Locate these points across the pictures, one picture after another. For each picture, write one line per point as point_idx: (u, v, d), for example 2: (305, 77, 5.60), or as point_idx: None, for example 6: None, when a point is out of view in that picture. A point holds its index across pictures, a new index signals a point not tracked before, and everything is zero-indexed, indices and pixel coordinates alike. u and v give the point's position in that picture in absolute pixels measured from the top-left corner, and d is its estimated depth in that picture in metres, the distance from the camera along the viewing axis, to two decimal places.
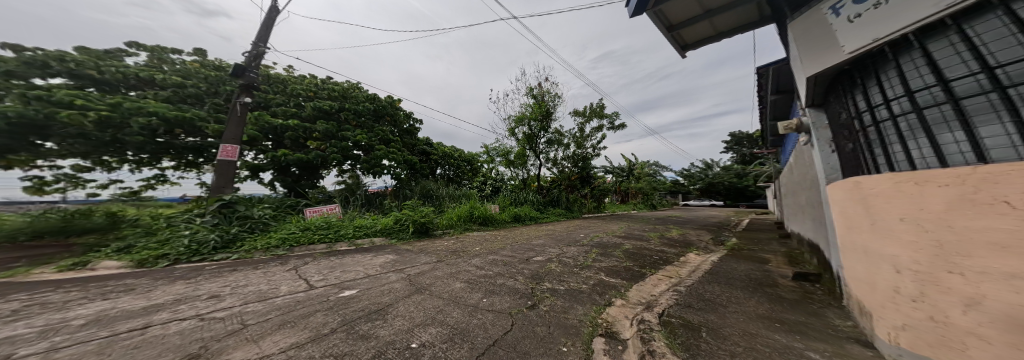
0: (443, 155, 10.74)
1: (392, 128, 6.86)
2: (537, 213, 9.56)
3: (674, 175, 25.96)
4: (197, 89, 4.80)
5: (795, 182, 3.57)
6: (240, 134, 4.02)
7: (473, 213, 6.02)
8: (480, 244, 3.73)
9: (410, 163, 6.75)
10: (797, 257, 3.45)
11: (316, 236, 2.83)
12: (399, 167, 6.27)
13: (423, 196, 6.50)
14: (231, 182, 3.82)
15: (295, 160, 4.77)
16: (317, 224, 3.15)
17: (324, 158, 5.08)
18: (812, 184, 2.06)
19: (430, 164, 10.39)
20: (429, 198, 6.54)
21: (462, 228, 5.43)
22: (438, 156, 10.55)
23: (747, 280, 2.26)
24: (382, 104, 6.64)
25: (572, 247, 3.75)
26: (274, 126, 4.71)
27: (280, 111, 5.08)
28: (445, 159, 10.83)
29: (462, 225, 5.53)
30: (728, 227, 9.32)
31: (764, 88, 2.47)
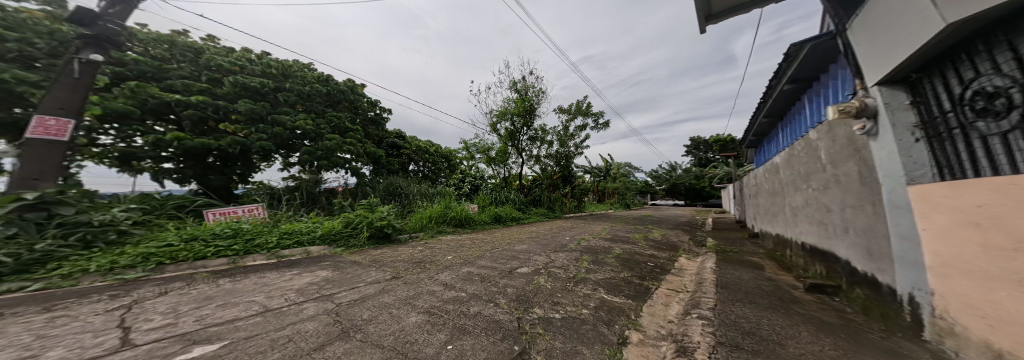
0: (416, 150, 9.86)
1: (351, 115, 5.97)
2: (518, 213, 9.09)
3: (647, 175, 27.22)
4: (27, 45, 3.49)
5: (785, 182, 3.47)
6: (74, 103, 2.92)
7: (446, 213, 5.36)
8: (451, 251, 3.16)
9: (371, 156, 5.89)
10: (787, 259, 3.35)
11: (211, 249, 2.01)
12: (360, 160, 5.43)
13: (389, 194, 5.69)
14: (58, 171, 2.79)
15: (198, 146, 3.73)
16: (218, 231, 2.28)
17: (244, 145, 4.12)
18: (837, 182, 1.80)
19: (401, 159, 9.47)
20: (397, 196, 5.75)
21: (435, 230, 4.75)
22: (410, 150, 9.65)
23: (763, 293, 1.94)
24: (337, 88, 5.71)
25: (557, 254, 3.31)
26: (169, 101, 3.60)
27: (188, 84, 3.94)
28: (419, 155, 9.96)
29: (433, 227, 4.86)
30: (700, 226, 9.69)
31: (780, 76, 2.19)
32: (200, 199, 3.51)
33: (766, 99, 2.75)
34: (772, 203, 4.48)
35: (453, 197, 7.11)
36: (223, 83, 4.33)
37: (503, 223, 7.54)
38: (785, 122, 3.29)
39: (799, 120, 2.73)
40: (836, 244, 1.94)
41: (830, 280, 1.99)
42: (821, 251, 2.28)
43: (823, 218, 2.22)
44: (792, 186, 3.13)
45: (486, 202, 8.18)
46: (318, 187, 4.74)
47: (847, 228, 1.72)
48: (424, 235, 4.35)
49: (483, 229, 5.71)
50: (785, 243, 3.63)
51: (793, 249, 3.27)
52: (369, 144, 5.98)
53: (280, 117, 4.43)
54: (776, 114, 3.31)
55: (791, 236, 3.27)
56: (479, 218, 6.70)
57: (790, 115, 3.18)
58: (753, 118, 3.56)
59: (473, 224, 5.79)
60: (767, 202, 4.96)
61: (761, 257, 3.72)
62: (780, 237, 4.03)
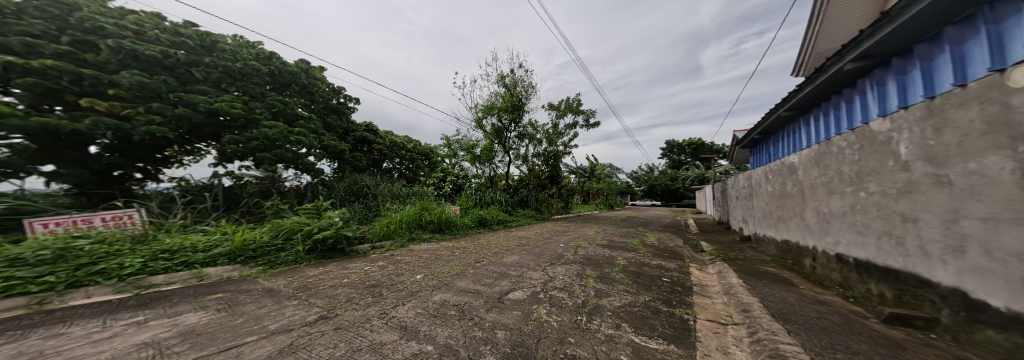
0: (391, 146, 8.92)
1: (301, 101, 5.15)
2: (506, 216, 8.46)
3: (629, 177, 27.77)
4: None
5: (807, 184, 3.12)
6: None
7: (421, 216, 4.61)
8: (419, 266, 2.47)
9: (327, 149, 5.02)
10: (810, 271, 2.99)
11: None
12: (316, 154, 4.58)
13: (353, 193, 4.84)
14: None
15: (36, 126, 2.68)
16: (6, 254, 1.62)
17: (121, 129, 3.10)
18: (945, 185, 1.35)
19: (373, 155, 8.49)
20: (363, 196, 4.93)
21: (405, 237, 3.99)
22: (384, 146, 8.68)
23: (838, 326, 1.46)
24: (280, 67, 4.81)
25: (550, 269, 2.74)
26: None
27: (36, 44, 2.86)
28: (394, 152, 9.02)
29: (405, 233, 4.08)
30: (689, 228, 9.65)
31: (850, 49, 1.70)
32: (18, 201, 2.57)
33: (809, 82, 2.29)
34: (778, 207, 4.21)
35: (431, 197, 6.34)
36: (103, 48, 3.24)
37: (488, 227, 6.87)
38: (813, 115, 2.92)
39: (842, 110, 2.34)
40: (930, 264, 1.50)
41: (916, 310, 1.55)
42: (888, 268, 1.85)
43: (893, 229, 1.79)
44: (821, 189, 2.76)
45: (470, 203, 7.49)
46: (280, 185, 4.22)
47: (966, 246, 1.26)
48: (390, 244, 3.59)
49: (465, 235, 5.03)
50: (803, 251, 3.30)
51: (818, 257, 2.93)
52: (325, 136, 5.09)
53: (187, 96, 3.49)
54: (803, 105, 2.94)
55: (816, 245, 2.92)
56: (462, 221, 6.01)
57: (819, 107, 2.82)
58: (776, 108, 3.16)
59: (452, 228, 5.12)
60: (768, 204, 4.73)
61: (777, 267, 3.38)
62: (791, 243, 3.74)
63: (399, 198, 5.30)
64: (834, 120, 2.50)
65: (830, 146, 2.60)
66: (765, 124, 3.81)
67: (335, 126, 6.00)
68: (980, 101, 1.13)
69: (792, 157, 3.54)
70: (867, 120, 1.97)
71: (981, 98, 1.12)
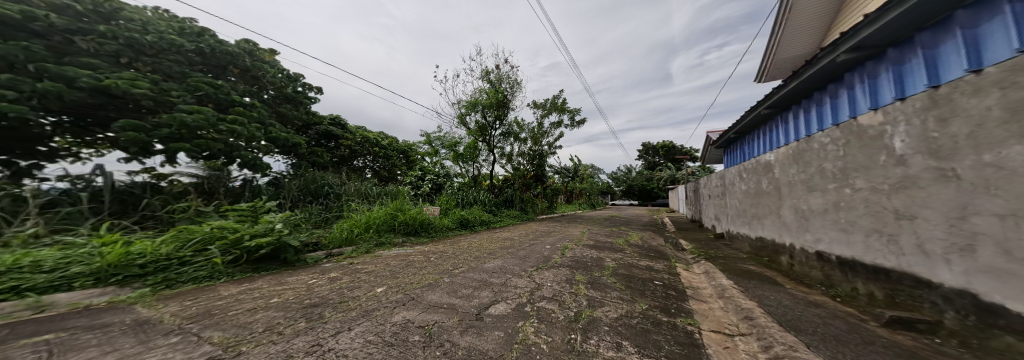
0: (362, 142, 8.21)
1: (245, 88, 4.47)
2: (489, 217, 8.11)
3: (609, 177, 28.65)
4: None
5: (784, 182, 3.18)
6: None
7: (392, 217, 4.18)
8: (385, 277, 2.10)
9: (278, 141, 4.44)
10: (789, 268, 3.04)
11: None
12: (260, 148, 4.03)
13: (313, 194, 4.27)
14: None
15: None
16: None
17: None
18: (952, 180, 1.28)
19: (341, 152, 7.72)
20: (325, 196, 4.36)
21: (374, 243, 3.53)
22: (354, 142, 7.94)
23: (848, 334, 1.35)
24: (211, 45, 4.15)
25: (535, 276, 2.44)
26: None
27: None
28: (365, 148, 8.30)
29: (371, 237, 3.62)
30: (667, 226, 9.99)
31: (846, 40, 1.69)
32: None
33: (798, 77, 2.32)
34: (752, 204, 4.35)
35: (408, 197, 5.86)
36: None
37: (471, 228, 6.50)
38: (791, 113, 3.02)
39: (824, 107, 2.39)
40: (930, 262, 1.44)
41: (915, 312, 1.50)
42: (878, 267, 1.82)
43: (883, 226, 1.77)
44: (800, 187, 2.80)
45: (451, 203, 7.09)
46: (218, 185, 3.68)
47: (976, 245, 1.19)
48: (354, 251, 3.14)
49: (444, 238, 4.66)
50: (780, 249, 3.38)
51: (796, 253, 2.98)
52: (275, 127, 4.55)
53: (59, 68, 2.67)
54: (782, 103, 3.04)
55: (794, 242, 2.97)
56: (441, 222, 5.61)
57: (797, 104, 2.91)
58: (760, 106, 3.23)
59: (429, 230, 4.71)
60: (742, 202, 4.90)
61: (758, 265, 3.43)
62: (766, 240, 3.84)
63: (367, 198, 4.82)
64: (814, 117, 2.58)
65: (810, 143, 2.63)
66: (743, 123, 3.95)
67: (288, 115, 5.30)
68: (1000, 87, 1.05)
69: (768, 155, 3.64)
70: (856, 113, 1.97)
71: (1003, 84, 1.03)
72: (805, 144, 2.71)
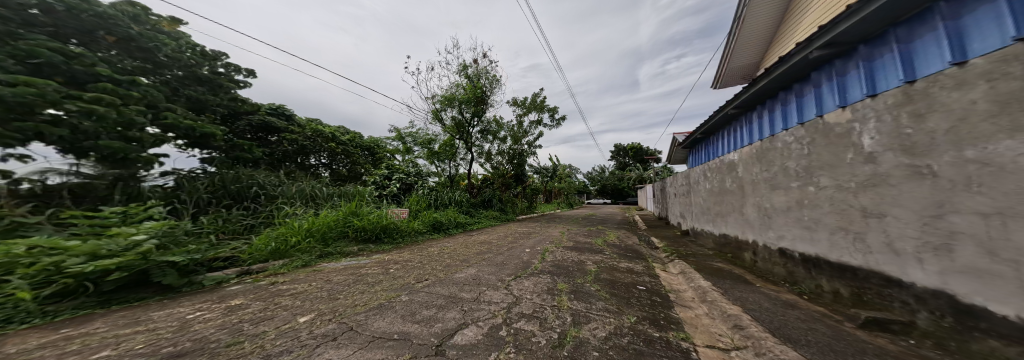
0: (311, 137, 7.28)
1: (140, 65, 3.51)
2: (465, 218, 7.66)
3: (584, 177, 29.63)
4: None
5: (746, 181, 3.31)
6: None
7: (342, 223, 3.66)
8: (319, 300, 1.66)
9: (179, 128, 3.65)
10: (753, 264, 3.15)
11: None
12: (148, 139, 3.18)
13: (235, 198, 3.62)
14: None
15: None
16: None
17: None
18: (927, 177, 1.27)
19: (288, 148, 6.64)
20: (252, 199, 3.72)
21: (316, 254, 2.99)
22: (300, 136, 6.95)
23: (836, 341, 1.27)
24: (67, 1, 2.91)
25: (515, 285, 2.34)
26: None
27: None
28: (318, 144, 7.36)
29: (311, 246, 3.07)
30: (638, 224, 10.44)
31: (822, 35, 1.70)
32: None
33: (768, 76, 2.38)
34: (716, 203, 4.56)
35: (372, 199, 5.27)
36: None
37: (445, 231, 6.03)
38: (756, 113, 3.16)
39: (790, 106, 2.49)
40: (899, 260, 1.45)
41: (886, 311, 1.50)
42: (843, 264, 1.84)
43: (848, 224, 1.80)
44: (764, 185, 2.89)
45: (422, 204, 6.56)
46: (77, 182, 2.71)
47: (954, 245, 1.17)
48: (284, 266, 2.56)
49: (411, 245, 4.20)
50: (743, 246, 3.52)
51: (758, 250, 3.09)
52: (177, 112, 3.69)
53: None
54: (749, 103, 3.17)
55: (757, 239, 3.08)
56: (409, 226, 5.08)
57: (763, 105, 3.06)
58: (726, 106, 3.36)
59: (392, 236, 4.21)
60: (706, 200, 5.15)
61: (724, 262, 3.54)
62: (729, 238, 4.02)
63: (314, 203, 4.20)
64: (778, 117, 2.69)
65: (773, 142, 2.73)
66: (710, 124, 4.13)
67: (202, 99, 4.34)
68: (988, 79, 1.01)
69: (731, 155, 3.81)
70: (822, 112, 2.03)
71: (992, 76, 0.99)
72: (769, 143, 2.81)
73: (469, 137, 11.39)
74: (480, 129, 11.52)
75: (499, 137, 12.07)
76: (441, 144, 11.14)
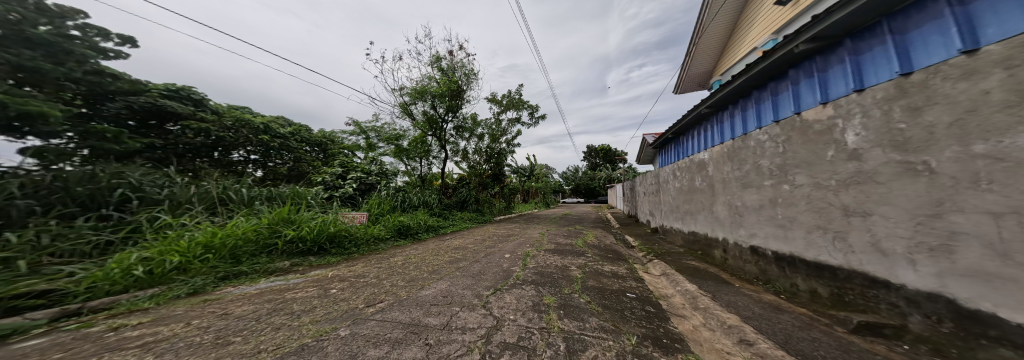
0: (232, 129, 6.17)
1: None
2: (438, 221, 7.11)
3: (559, 177, 30.23)
4: None
5: (715, 179, 3.39)
6: None
7: (263, 234, 3.07)
8: (193, 350, 1.16)
9: None
10: (724, 262, 3.21)
11: None
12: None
13: (84, 206, 2.79)
14: None
15: None
16: None
17: None
18: (923, 174, 1.22)
19: (200, 140, 5.55)
20: (114, 204, 2.93)
21: (216, 277, 2.32)
22: (213, 126, 5.77)
23: (842, 354, 1.17)
24: None
25: (493, 304, 2.22)
26: None
27: None
28: (246, 137, 6.35)
29: (207, 265, 2.41)
30: (612, 222, 10.77)
31: (814, 25, 1.69)
32: None
33: (750, 71, 2.43)
34: (685, 201, 4.70)
35: (320, 201, 4.76)
36: None
37: (414, 237, 5.39)
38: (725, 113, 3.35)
39: (761, 104, 2.61)
40: (884, 260, 1.41)
41: (872, 313, 1.46)
42: (821, 264, 1.81)
43: (825, 222, 1.79)
44: (734, 184, 2.94)
45: (386, 206, 5.85)
46: None
47: (954, 246, 1.12)
48: (152, 299, 1.85)
49: (365, 258, 3.59)
50: (712, 244, 3.60)
51: (728, 248, 3.15)
52: None
53: None
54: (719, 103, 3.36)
55: (726, 237, 3.14)
56: (366, 231, 4.41)
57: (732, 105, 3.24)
58: (699, 105, 3.48)
59: (339, 246, 3.72)
60: (675, 199, 5.32)
61: (696, 260, 3.59)
62: (698, 235, 4.13)
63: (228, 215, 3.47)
64: (748, 116, 2.83)
65: (745, 141, 2.77)
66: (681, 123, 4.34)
67: (36, 67, 3.07)
68: (1006, 67, 0.95)
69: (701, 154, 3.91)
70: (800, 108, 2.06)
71: (1012, 63, 0.93)
72: (740, 142, 2.85)
73: (441, 134, 10.72)
74: (453, 126, 10.91)
75: (474, 134, 11.57)
76: (411, 142, 10.35)
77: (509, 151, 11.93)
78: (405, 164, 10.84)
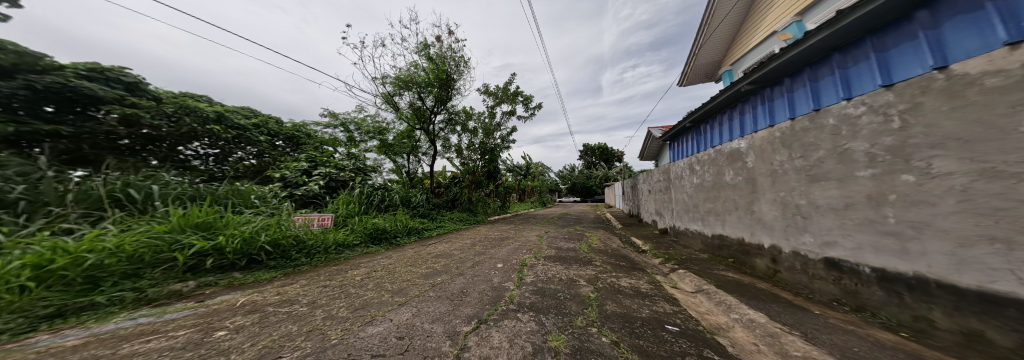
0: (173, 118, 5.19)
1: None
2: (424, 222, 6.39)
3: (555, 175, 29.58)
4: None
5: (758, 172, 2.74)
6: None
7: (157, 247, 2.23)
8: None
9: None
10: (773, 275, 2.57)
11: None
12: None
13: None
14: None
15: None
16: None
17: None
18: None
19: (128, 130, 4.59)
20: None
21: (32, 317, 1.48)
22: (145, 113, 4.81)
23: None
24: None
25: (473, 352, 1.48)
26: None
27: None
28: (191, 127, 5.35)
29: (31, 298, 1.58)
30: (613, 222, 10.22)
31: None
32: None
33: (846, 21, 1.77)
34: (707, 200, 4.06)
35: (274, 200, 3.90)
36: None
37: (391, 242, 4.55)
38: (782, 86, 2.69)
39: (852, 68, 1.94)
40: None
41: None
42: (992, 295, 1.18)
43: (1011, 233, 1.13)
44: (792, 177, 2.29)
45: (359, 205, 4.99)
46: None
47: None
48: None
49: (315, 274, 2.77)
50: (751, 251, 2.97)
51: (778, 257, 2.53)
52: None
53: None
54: (773, 74, 2.70)
55: (778, 245, 2.49)
56: (326, 237, 3.57)
57: (793, 76, 2.58)
58: (748, 78, 2.82)
59: (282, 256, 2.95)
60: (693, 197, 4.68)
61: (732, 272, 2.95)
62: (727, 239, 3.51)
63: (125, 221, 2.56)
64: (821, 87, 2.18)
65: (816, 121, 2.10)
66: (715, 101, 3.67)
67: None
68: None
69: (735, 142, 3.25)
70: (945, 63, 1.37)
71: None
72: (807, 122, 2.18)
73: (430, 128, 9.90)
74: (442, 119, 10.11)
75: (465, 129, 10.77)
76: (397, 136, 9.63)
77: (504, 147, 11.25)
78: (390, 160, 10.00)
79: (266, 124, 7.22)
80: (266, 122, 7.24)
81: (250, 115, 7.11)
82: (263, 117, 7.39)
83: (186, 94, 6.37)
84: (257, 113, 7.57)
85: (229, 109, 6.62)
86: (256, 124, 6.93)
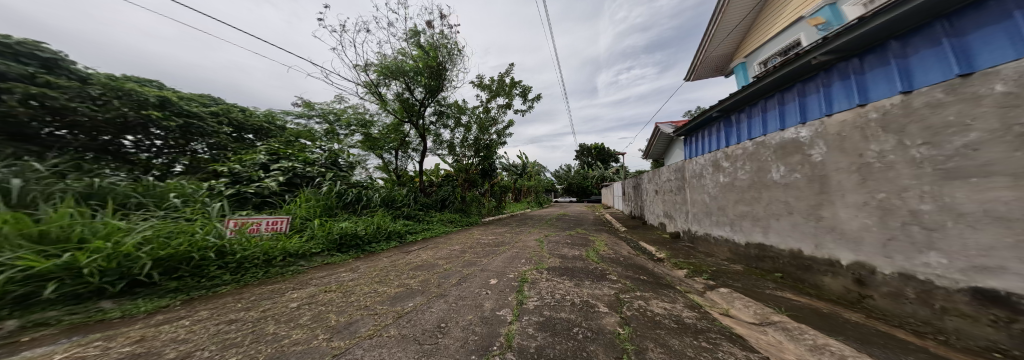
0: (99, 101, 4.19)
1: None
2: (410, 224, 5.63)
3: (551, 175, 29.00)
4: None
5: (832, 167, 2.11)
6: None
7: None
8: None
9: None
10: (856, 301, 1.95)
11: None
12: None
13: None
14: None
15: None
16: None
17: None
18: None
19: (35, 112, 3.66)
20: None
21: None
22: (62, 94, 3.89)
23: None
24: None
25: None
26: None
27: None
28: (121, 111, 4.29)
29: None
30: (614, 224, 9.65)
31: None
32: None
33: None
34: (740, 201, 3.45)
35: (208, 199, 3.07)
36: None
37: (363, 249, 3.76)
38: (886, 52, 2.10)
39: None
40: None
41: None
42: None
43: None
44: (905, 173, 1.65)
45: (324, 205, 4.17)
46: None
47: None
48: None
49: (239, 299, 1.86)
50: (814, 267, 2.35)
51: (866, 277, 1.91)
52: None
53: None
54: (871, 37, 2.11)
55: (868, 263, 1.86)
56: (272, 244, 2.74)
57: (908, 36, 1.97)
58: (834, 44, 2.24)
59: (196, 275, 2.10)
60: (717, 198, 4.07)
61: (790, 293, 2.32)
62: (771, 249, 2.91)
63: None
64: (971, 43, 1.57)
65: (957, 92, 1.46)
66: (762, 84, 3.14)
67: None
68: None
69: (790, 131, 2.62)
70: None
71: None
72: (939, 96, 1.54)
73: (419, 123, 9.08)
74: (432, 111, 9.31)
75: (458, 123, 10.01)
76: (382, 130, 8.82)
77: (501, 143, 10.55)
78: (375, 155, 9.15)
79: (228, 112, 6.12)
80: (228, 110, 6.13)
81: (209, 103, 6.05)
82: (226, 105, 6.28)
83: (129, 77, 5.39)
84: (219, 101, 6.61)
85: (182, 95, 5.65)
86: (214, 112, 5.82)
